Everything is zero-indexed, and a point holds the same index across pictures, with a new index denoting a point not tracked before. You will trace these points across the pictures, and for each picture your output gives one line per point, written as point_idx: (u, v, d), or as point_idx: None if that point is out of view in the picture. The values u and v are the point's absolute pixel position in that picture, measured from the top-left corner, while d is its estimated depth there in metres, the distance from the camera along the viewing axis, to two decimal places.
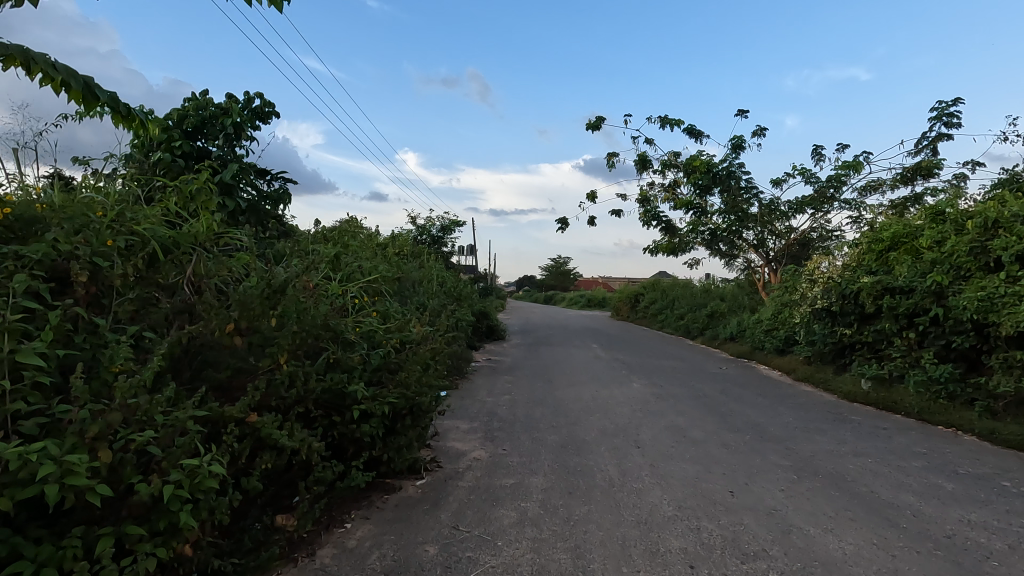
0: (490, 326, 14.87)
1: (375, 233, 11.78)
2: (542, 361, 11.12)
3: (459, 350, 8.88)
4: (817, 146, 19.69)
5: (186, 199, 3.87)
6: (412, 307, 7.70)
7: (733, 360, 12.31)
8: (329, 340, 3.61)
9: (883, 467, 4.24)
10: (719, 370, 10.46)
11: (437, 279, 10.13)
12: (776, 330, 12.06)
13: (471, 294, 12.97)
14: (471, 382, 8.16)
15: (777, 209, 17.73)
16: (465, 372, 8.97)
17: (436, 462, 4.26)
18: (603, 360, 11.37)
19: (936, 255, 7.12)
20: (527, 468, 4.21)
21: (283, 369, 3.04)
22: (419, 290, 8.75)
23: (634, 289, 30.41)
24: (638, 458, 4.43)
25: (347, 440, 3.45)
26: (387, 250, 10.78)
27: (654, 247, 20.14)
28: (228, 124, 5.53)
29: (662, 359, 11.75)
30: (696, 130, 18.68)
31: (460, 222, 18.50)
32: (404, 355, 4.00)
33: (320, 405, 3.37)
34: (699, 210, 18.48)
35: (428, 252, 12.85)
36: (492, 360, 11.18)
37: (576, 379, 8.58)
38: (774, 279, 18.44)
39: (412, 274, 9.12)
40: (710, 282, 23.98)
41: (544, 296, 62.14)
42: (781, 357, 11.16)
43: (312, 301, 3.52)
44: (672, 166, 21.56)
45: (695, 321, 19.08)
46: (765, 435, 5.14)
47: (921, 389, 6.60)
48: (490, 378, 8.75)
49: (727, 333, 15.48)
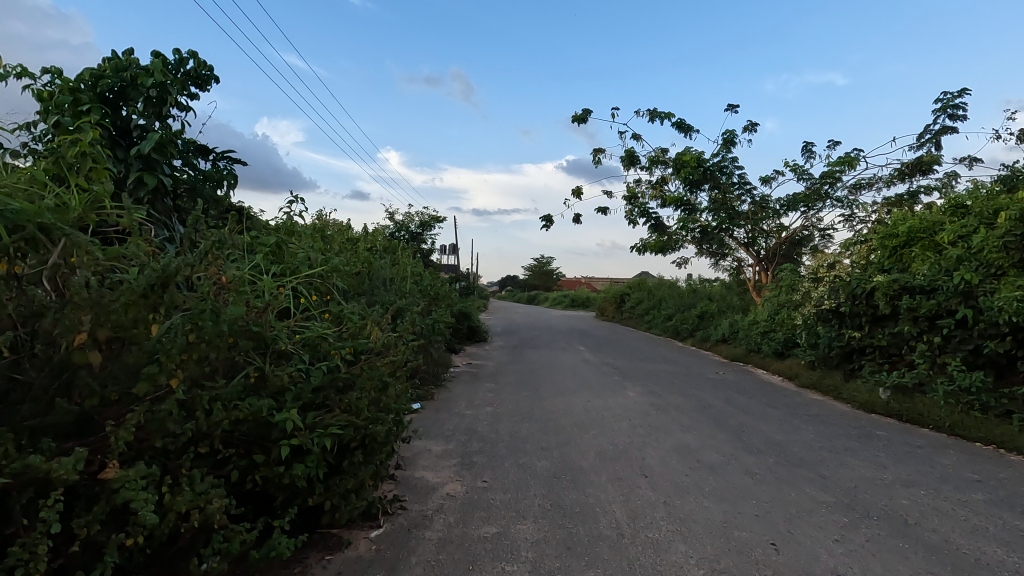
0: (471, 328, 14.01)
1: (346, 227, 10.84)
2: (527, 366, 10.31)
3: (435, 355, 8.03)
4: (808, 143, 19.19)
5: (67, 166, 2.95)
6: (381, 308, 6.82)
7: (729, 363, 11.63)
8: (254, 353, 2.74)
9: (942, 502, 3.52)
10: (717, 375, 9.75)
11: (412, 277, 9.24)
12: (774, 332, 11.42)
13: (450, 294, 12.10)
14: (449, 392, 7.31)
15: (768, 206, 17.18)
16: (442, 380, 8.10)
17: (398, 503, 3.41)
18: (592, 364, 10.59)
19: (962, 252, 6.48)
20: (512, 508, 3.38)
21: (174, 395, 2.17)
22: (390, 290, 7.86)
23: (618, 289, 29.81)
24: (648, 493, 3.64)
25: (272, 485, 2.59)
26: (357, 246, 9.86)
27: (641, 245, 19.47)
28: (150, 87, 4.54)
29: (655, 363, 11.01)
30: (685, 125, 18.69)
31: (440, 218, 17.59)
32: (357, 369, 3.14)
33: (235, 441, 2.50)
34: (688, 208, 17.86)
35: (405, 249, 11.95)
36: (473, 365, 10.33)
37: (564, 388, 7.76)
38: (765, 279, 17.88)
39: (383, 272, 8.23)
40: (697, 281, 23.44)
41: (528, 295, 61.36)
42: (780, 361, 10.50)
43: (229, 300, 2.63)
44: (659, 162, 20.96)
45: (684, 322, 18.46)
46: (791, 458, 4.39)
47: (951, 399, 5.93)
48: (469, 387, 7.90)
49: (719, 335, 14.85)
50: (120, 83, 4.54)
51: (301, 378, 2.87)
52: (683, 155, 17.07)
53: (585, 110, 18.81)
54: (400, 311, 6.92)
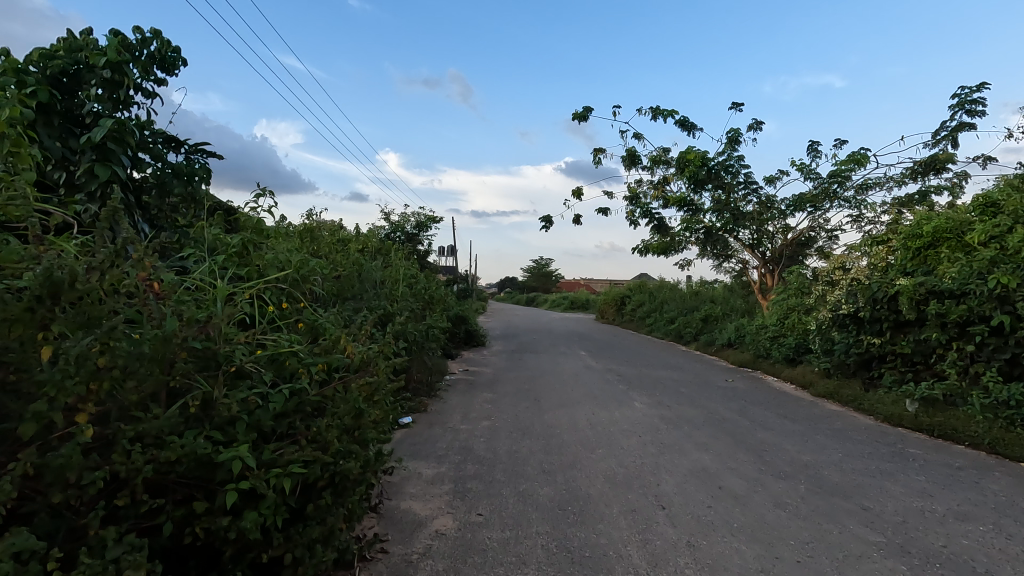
0: (468, 332, 13.56)
1: (337, 227, 10.38)
2: (527, 372, 9.85)
3: (429, 363, 7.56)
4: (813, 142, 18.73)
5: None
6: (370, 314, 6.34)
7: (737, 370, 11.16)
8: (201, 375, 2.29)
9: (1007, 542, 3.06)
10: (727, 383, 9.27)
11: (406, 280, 8.78)
12: (784, 336, 10.96)
13: (447, 297, 11.63)
14: (444, 403, 6.84)
15: (774, 206, 16.73)
16: (436, 389, 7.63)
17: (379, 545, 2.93)
18: (595, 371, 10.12)
19: (996, 253, 6.03)
20: (512, 552, 2.91)
21: (81, 437, 1.71)
22: (380, 294, 7.38)
23: (619, 291, 29.36)
24: (667, 529, 3.17)
25: (217, 539, 2.12)
26: (349, 248, 9.38)
27: (643, 246, 19.03)
28: (104, 67, 3.99)
29: (660, 370, 10.54)
30: (688, 122, 18.30)
31: (437, 218, 17.14)
32: (329, 391, 2.66)
33: (170, 486, 2.04)
34: (692, 208, 17.41)
35: (400, 250, 11.47)
36: (470, 372, 9.86)
37: (566, 398, 7.29)
38: (770, 281, 17.42)
39: (374, 275, 7.76)
40: (700, 284, 22.98)
41: (526, 297, 60.83)
42: (792, 368, 10.03)
43: (156, 306, 2.16)
44: (662, 162, 20.53)
45: (687, 326, 18.00)
46: (824, 486, 3.91)
47: (987, 414, 5.48)
48: (465, 397, 7.43)
49: (724, 339, 14.40)
50: (73, 65, 4.03)
51: (258, 403, 2.40)
52: (686, 154, 16.63)
53: (585, 108, 18.39)
54: (391, 317, 6.45)
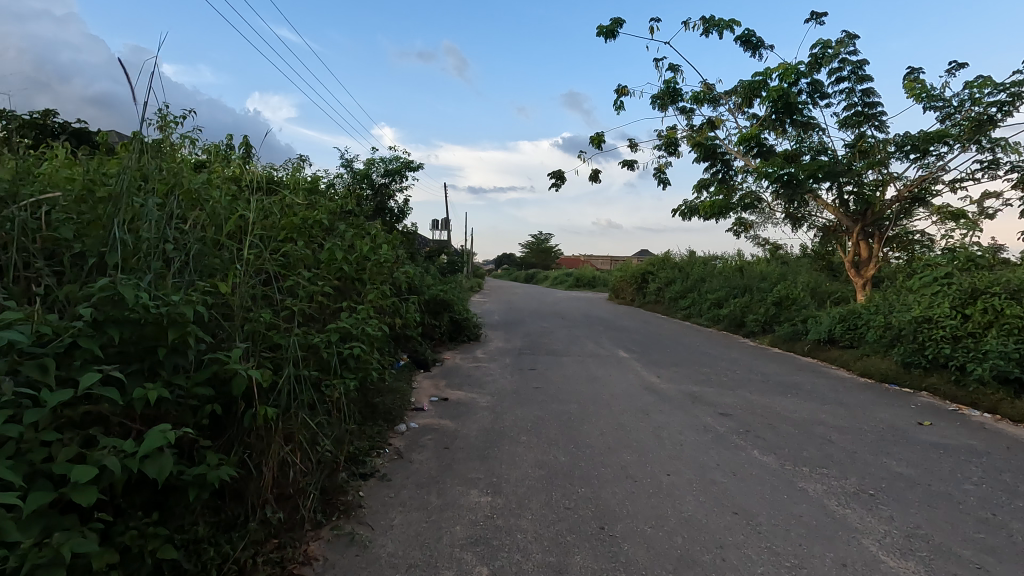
0: (451, 322, 9.17)
1: (216, 149, 5.83)
2: (552, 405, 5.49)
3: (337, 430, 3.19)
4: (915, 69, 14.16)
5: None
6: (73, 321, 1.90)
7: (890, 393, 6.86)
8: None
9: None
10: (931, 433, 4.95)
11: (317, 236, 4.31)
12: (980, 342, 6.59)
13: (414, 272, 7.22)
14: (351, 568, 2.47)
15: (876, 148, 12.22)
16: (355, 487, 3.27)
17: None
18: (670, 402, 5.76)
19: None
20: None
21: None
22: (208, 249, 2.88)
23: (637, 267, 24.85)
24: None
25: None
26: (213, 174, 4.82)
27: (687, 207, 14.58)
28: None
29: (776, 397, 6.16)
30: (753, 39, 13.53)
31: (415, 164, 12.55)
32: None
33: None
34: (762, 152, 12.93)
35: (338, 195, 7.00)
36: (452, 405, 5.51)
37: (674, 520, 2.93)
38: (865, 252, 12.92)
39: (209, 216, 3.27)
40: (747, 258, 18.49)
41: (524, 274, 56.44)
42: (1019, 400, 5.72)
43: None
44: (710, 100, 16.01)
45: (750, 311, 13.58)
46: None
47: None
48: (426, 513, 3.05)
49: (821, 335, 10.07)
50: None
51: None
52: (761, 74, 11.90)
53: (615, 19, 13.56)
54: (166, 327, 2.01)
